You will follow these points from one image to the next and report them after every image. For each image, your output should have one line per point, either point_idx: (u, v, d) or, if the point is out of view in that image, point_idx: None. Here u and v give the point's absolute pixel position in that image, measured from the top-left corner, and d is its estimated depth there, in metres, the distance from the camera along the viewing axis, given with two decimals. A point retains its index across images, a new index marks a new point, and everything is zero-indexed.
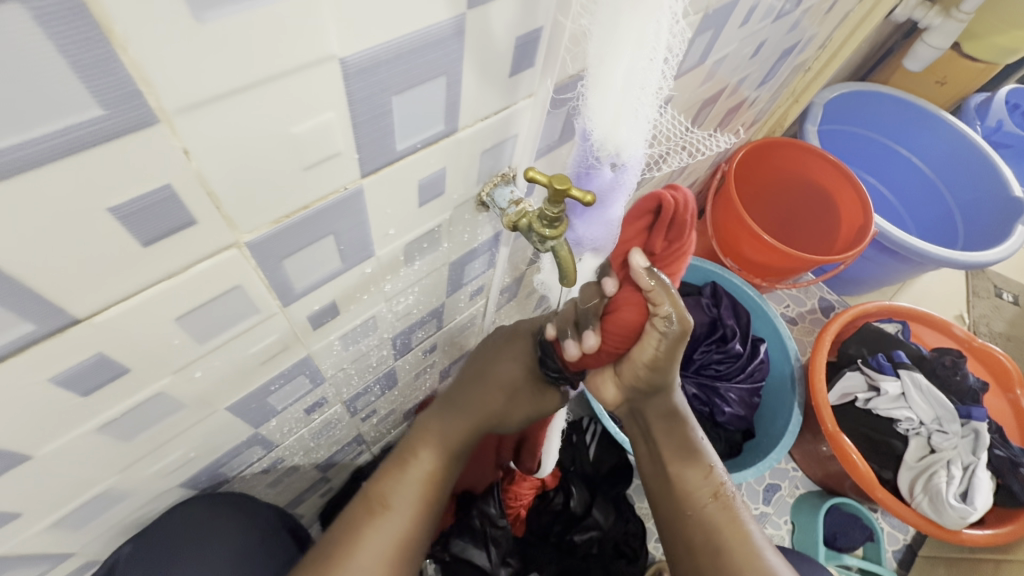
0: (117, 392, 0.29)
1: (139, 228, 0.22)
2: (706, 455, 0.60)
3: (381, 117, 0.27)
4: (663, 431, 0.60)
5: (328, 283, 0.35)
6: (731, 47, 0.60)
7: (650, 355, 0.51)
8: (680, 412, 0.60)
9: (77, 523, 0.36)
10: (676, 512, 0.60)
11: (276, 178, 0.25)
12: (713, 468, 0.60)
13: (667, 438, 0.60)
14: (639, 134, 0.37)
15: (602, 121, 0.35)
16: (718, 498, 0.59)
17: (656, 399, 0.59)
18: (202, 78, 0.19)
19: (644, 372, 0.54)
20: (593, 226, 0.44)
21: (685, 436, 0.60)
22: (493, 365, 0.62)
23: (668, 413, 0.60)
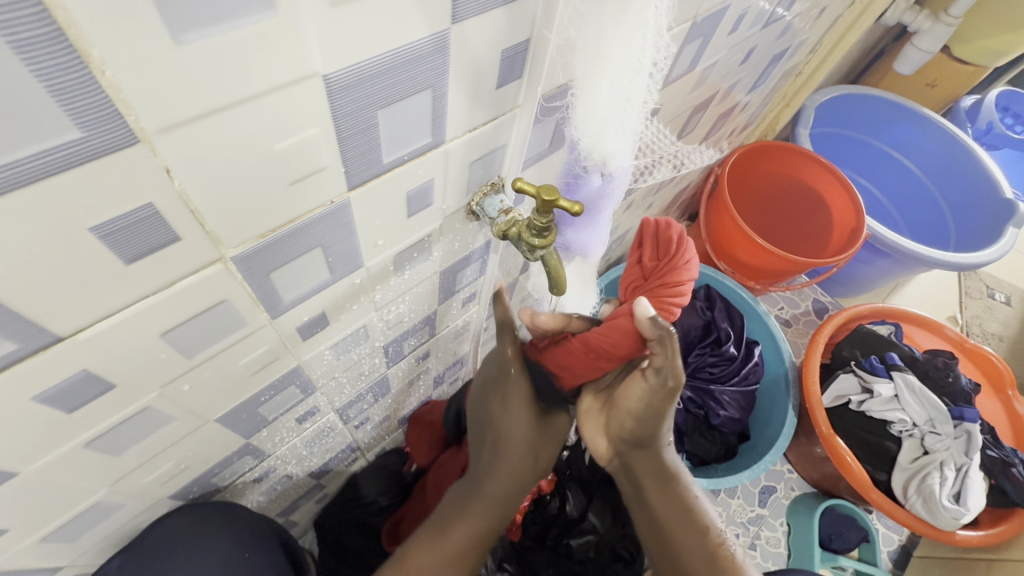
0: (104, 408, 0.29)
1: (121, 246, 0.22)
2: (702, 512, 0.55)
3: (367, 131, 0.27)
4: (653, 491, 0.54)
5: (316, 295, 0.35)
6: (721, 54, 0.60)
7: (635, 400, 0.49)
8: (671, 470, 0.54)
9: (68, 536, 0.36)
10: None
11: (260, 195, 0.25)
12: (711, 525, 0.55)
13: (658, 498, 0.54)
14: (625, 144, 0.40)
15: (589, 132, 0.38)
16: (718, 561, 0.53)
17: (643, 454, 0.53)
18: (181, 98, 0.19)
19: (629, 421, 0.51)
20: (581, 233, 0.48)
21: (678, 494, 0.54)
22: (503, 423, 0.54)
23: (658, 471, 0.54)
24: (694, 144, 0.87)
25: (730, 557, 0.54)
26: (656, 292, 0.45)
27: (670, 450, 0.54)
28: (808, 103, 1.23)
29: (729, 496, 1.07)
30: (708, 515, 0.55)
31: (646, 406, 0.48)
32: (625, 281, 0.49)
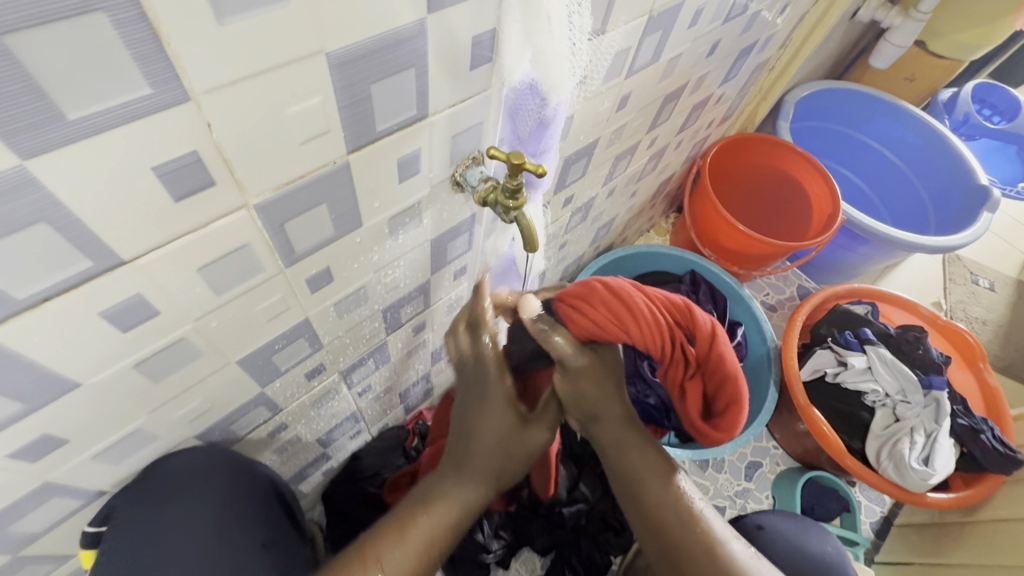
0: (149, 333, 0.35)
1: (172, 186, 0.28)
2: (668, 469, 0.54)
3: (362, 102, 0.33)
4: (613, 460, 0.55)
5: (322, 249, 0.42)
6: (684, 47, 0.67)
7: (564, 387, 0.53)
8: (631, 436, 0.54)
9: (112, 459, 0.42)
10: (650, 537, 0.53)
11: (276, 152, 0.31)
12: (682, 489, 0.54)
13: (620, 466, 0.54)
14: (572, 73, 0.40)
15: (545, 72, 0.38)
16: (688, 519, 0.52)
17: (595, 424, 0.55)
18: (222, 66, 0.25)
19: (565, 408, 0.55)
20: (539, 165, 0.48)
21: (641, 456, 0.54)
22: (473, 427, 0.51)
23: (618, 439, 0.54)
24: (672, 132, 0.93)
25: (698, 514, 0.52)
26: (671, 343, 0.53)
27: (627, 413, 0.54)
28: (786, 97, 1.29)
29: (716, 471, 1.12)
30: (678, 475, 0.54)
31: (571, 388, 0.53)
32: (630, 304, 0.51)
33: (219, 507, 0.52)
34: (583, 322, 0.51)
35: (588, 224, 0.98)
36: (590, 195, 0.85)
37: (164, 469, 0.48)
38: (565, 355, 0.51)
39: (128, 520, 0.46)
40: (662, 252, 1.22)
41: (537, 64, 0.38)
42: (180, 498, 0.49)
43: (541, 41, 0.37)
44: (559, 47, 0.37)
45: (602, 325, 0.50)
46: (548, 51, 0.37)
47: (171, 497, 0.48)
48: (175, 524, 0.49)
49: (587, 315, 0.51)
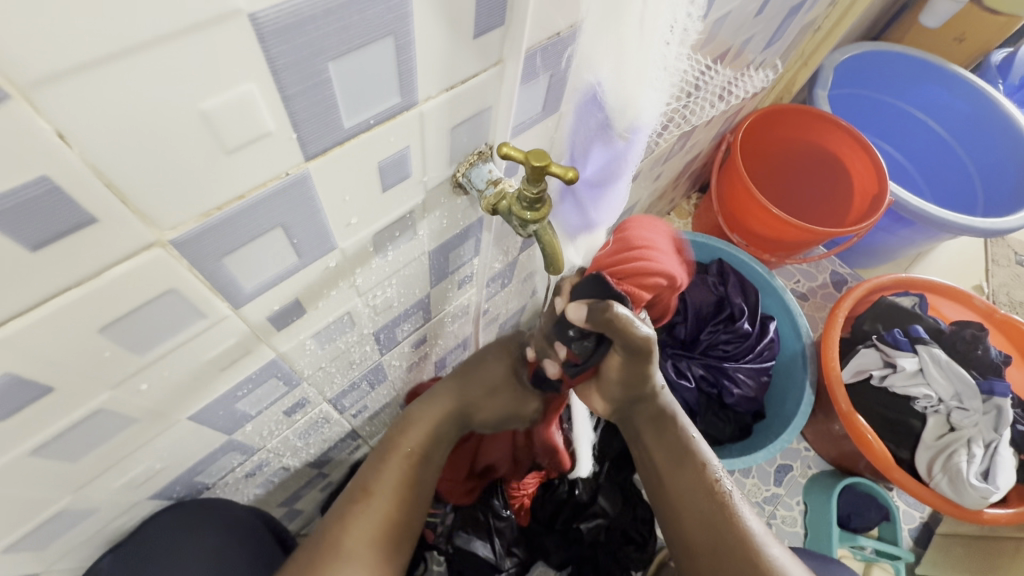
0: (47, 413, 0.26)
1: (20, 230, 0.18)
2: (699, 450, 0.54)
3: (319, 87, 0.23)
4: (648, 430, 0.54)
5: (285, 281, 0.32)
6: (734, 3, 0.55)
7: (621, 367, 0.47)
8: (669, 411, 0.54)
9: (37, 544, 0.34)
10: (671, 499, 0.54)
11: (191, 169, 0.21)
12: (707, 463, 0.54)
13: (655, 441, 0.54)
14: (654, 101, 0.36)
15: (621, 86, 0.34)
16: (716, 498, 0.52)
17: (641, 402, 0.53)
18: (56, 38, 0.15)
19: (616, 388, 0.50)
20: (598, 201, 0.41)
21: (674, 434, 0.54)
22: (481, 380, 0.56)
23: (655, 412, 0.54)
24: (705, 106, 0.81)
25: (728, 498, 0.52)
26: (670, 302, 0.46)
27: (666, 394, 0.53)
28: (826, 62, 1.15)
29: (744, 475, 1.04)
30: (706, 454, 0.55)
31: (628, 369, 0.47)
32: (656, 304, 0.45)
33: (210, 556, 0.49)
34: (649, 283, 0.40)
35: None
36: None
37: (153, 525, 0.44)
38: (632, 335, 0.41)
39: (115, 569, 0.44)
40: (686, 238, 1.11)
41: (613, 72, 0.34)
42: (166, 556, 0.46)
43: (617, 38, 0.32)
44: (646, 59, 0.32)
45: (666, 275, 0.40)
46: (631, 68, 0.33)
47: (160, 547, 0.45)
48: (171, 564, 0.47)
49: (650, 269, 0.40)
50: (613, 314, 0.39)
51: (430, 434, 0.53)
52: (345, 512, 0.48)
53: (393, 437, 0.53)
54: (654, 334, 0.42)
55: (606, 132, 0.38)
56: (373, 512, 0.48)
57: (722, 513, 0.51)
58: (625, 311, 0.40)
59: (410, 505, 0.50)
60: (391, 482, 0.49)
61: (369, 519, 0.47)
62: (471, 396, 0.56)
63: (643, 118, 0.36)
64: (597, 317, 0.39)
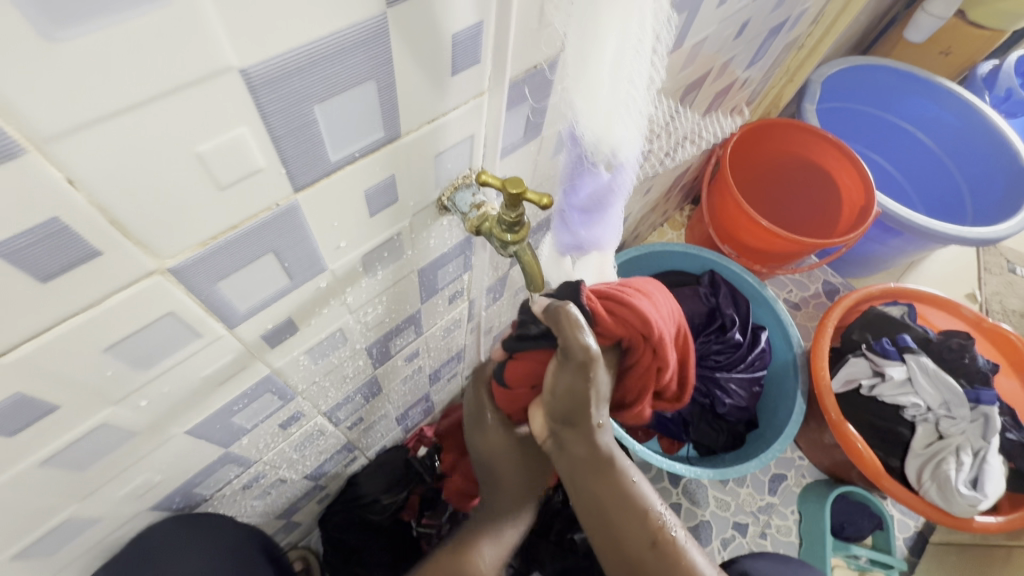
0: (52, 429, 0.28)
1: (32, 263, 0.20)
2: (642, 499, 0.54)
3: (306, 128, 0.25)
4: (591, 480, 0.52)
5: (278, 301, 0.34)
6: (711, 29, 0.57)
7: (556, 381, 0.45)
8: (607, 456, 0.51)
9: (40, 554, 0.36)
10: (610, 538, 0.54)
11: (188, 203, 0.23)
12: (650, 510, 0.54)
13: (597, 486, 0.52)
14: (633, 137, 0.41)
15: (595, 123, 0.39)
16: (659, 542, 0.54)
17: (582, 440, 0.50)
18: (72, 99, 0.17)
19: (552, 401, 0.47)
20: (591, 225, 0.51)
21: (617, 482, 0.53)
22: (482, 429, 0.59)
23: (596, 458, 0.51)
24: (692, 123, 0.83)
25: (670, 540, 0.54)
26: (648, 364, 0.50)
27: (605, 434, 0.50)
28: (813, 77, 1.18)
29: (738, 485, 1.05)
30: (648, 500, 0.54)
31: (565, 384, 0.44)
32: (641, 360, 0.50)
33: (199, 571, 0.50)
34: (622, 309, 0.47)
35: None
36: None
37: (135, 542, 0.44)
38: (572, 340, 0.41)
39: None
40: (678, 250, 1.13)
41: (592, 114, 0.39)
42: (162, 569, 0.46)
43: (588, 81, 0.36)
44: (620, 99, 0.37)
45: (638, 311, 0.47)
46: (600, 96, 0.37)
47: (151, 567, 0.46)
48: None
49: (627, 296, 0.48)
50: (562, 311, 0.42)
51: None
52: None
53: None
54: (596, 348, 0.41)
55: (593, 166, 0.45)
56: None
57: (661, 557, 0.53)
58: (575, 312, 0.42)
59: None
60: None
61: None
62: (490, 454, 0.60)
63: (621, 154, 0.42)
64: (549, 310, 0.42)
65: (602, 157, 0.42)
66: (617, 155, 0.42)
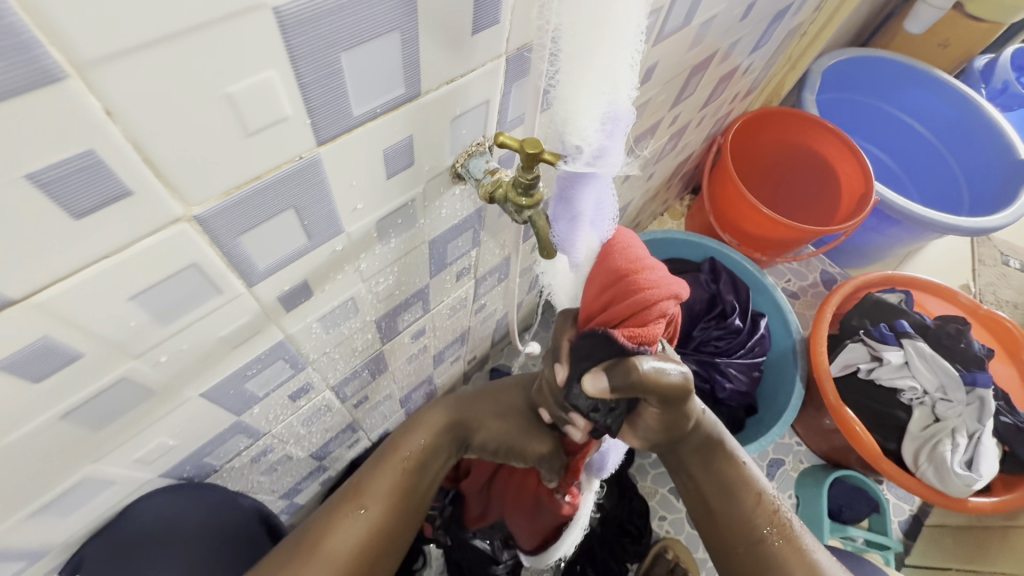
0: (74, 379, 0.28)
1: (66, 198, 0.20)
2: (753, 480, 0.56)
3: (332, 76, 0.25)
4: (699, 468, 0.55)
5: (295, 262, 0.34)
6: (718, 8, 0.58)
7: (659, 416, 0.48)
8: (717, 439, 0.55)
9: (55, 514, 0.36)
10: (722, 527, 0.55)
11: (218, 148, 0.23)
12: (763, 492, 0.55)
13: (707, 474, 0.55)
14: (603, 118, 0.35)
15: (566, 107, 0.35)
16: (776, 526, 0.54)
17: (689, 438, 0.53)
18: (115, 24, 0.17)
19: (656, 434, 0.50)
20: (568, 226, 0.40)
21: (728, 464, 0.55)
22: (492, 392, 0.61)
23: (703, 446, 0.55)
24: (695, 107, 0.84)
25: (785, 522, 0.54)
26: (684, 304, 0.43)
27: (711, 421, 0.55)
28: (813, 67, 1.19)
29: None
30: (761, 483, 0.56)
31: (666, 416, 0.47)
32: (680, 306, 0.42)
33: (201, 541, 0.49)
34: (654, 313, 0.38)
35: None
36: None
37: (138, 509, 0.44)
38: (665, 385, 0.40)
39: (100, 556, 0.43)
40: (678, 238, 1.13)
41: (561, 92, 0.35)
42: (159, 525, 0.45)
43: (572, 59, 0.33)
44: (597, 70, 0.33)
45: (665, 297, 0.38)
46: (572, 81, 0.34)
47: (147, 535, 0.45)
48: (159, 550, 0.46)
49: (647, 300, 0.37)
50: (640, 372, 0.38)
51: (431, 441, 0.53)
52: (333, 512, 0.46)
53: (395, 440, 0.52)
54: (684, 372, 0.42)
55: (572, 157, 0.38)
56: (362, 516, 0.46)
57: (783, 541, 0.53)
58: (653, 363, 0.39)
59: (403, 514, 0.48)
60: (384, 486, 0.48)
61: (361, 521, 0.46)
62: (472, 409, 0.58)
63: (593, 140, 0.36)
64: (623, 380, 0.39)
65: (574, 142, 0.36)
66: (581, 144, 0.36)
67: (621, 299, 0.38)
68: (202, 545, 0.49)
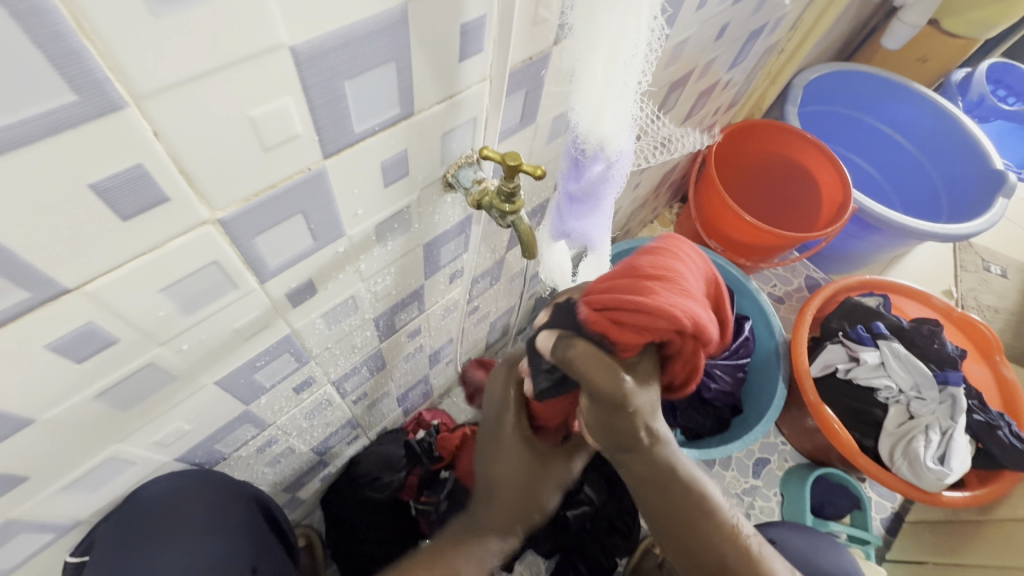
0: (110, 362, 0.32)
1: (117, 204, 0.25)
2: (715, 510, 0.51)
3: (337, 101, 0.29)
4: (649, 493, 0.50)
5: (302, 262, 0.38)
6: (692, 30, 0.62)
7: (591, 413, 0.47)
8: (670, 469, 0.49)
9: (82, 489, 0.40)
10: (679, 547, 0.53)
11: (240, 161, 0.27)
12: (727, 521, 0.52)
13: (659, 500, 0.51)
14: (620, 127, 0.46)
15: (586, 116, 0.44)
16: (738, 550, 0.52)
17: (634, 457, 0.48)
18: (166, 65, 0.21)
19: (592, 430, 0.48)
20: (582, 219, 0.54)
21: (683, 493, 0.50)
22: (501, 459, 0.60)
23: (654, 473, 0.49)
24: (678, 120, 0.88)
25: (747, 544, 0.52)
26: (690, 348, 0.43)
27: (665, 448, 0.49)
28: (795, 80, 1.24)
29: (723, 468, 1.09)
30: (722, 512, 0.52)
31: (599, 418, 0.46)
32: (685, 346, 0.43)
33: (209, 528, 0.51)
34: (631, 316, 0.41)
35: None
36: None
37: (151, 493, 0.47)
38: (591, 380, 0.42)
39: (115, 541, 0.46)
40: None
41: (580, 99, 0.43)
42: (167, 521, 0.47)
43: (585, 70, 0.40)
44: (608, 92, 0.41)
45: (653, 312, 0.40)
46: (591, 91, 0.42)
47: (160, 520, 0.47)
48: (171, 537, 0.48)
49: (638, 300, 0.40)
50: (576, 351, 0.43)
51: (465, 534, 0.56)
52: None
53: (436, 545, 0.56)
54: (625, 383, 0.43)
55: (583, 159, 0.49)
56: None
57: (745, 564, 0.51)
58: (585, 352, 0.42)
59: None
60: None
61: None
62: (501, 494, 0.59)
63: (607, 146, 0.47)
64: (560, 352, 0.44)
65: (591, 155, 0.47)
66: (603, 150, 0.47)
67: (621, 289, 0.42)
68: (211, 530, 0.51)
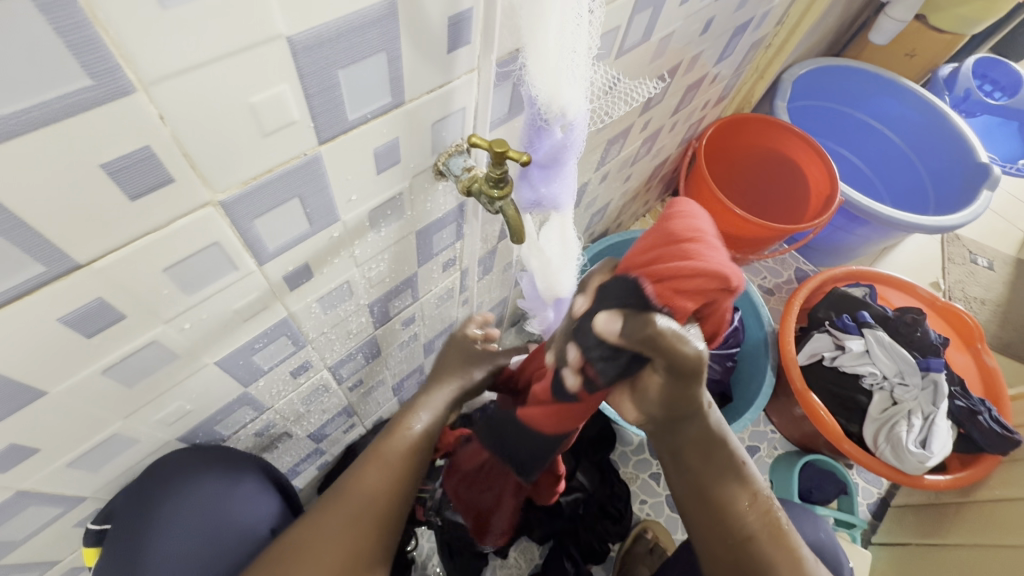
0: (117, 338, 0.34)
1: (125, 184, 0.26)
2: (751, 479, 0.54)
3: (331, 90, 0.31)
4: (696, 459, 0.52)
5: (300, 245, 0.40)
6: (677, 24, 0.64)
7: (662, 387, 0.45)
8: (719, 436, 0.51)
9: (88, 465, 0.42)
10: (713, 523, 0.53)
11: (241, 145, 0.29)
12: (760, 491, 0.54)
13: (702, 468, 0.52)
14: (580, 93, 0.43)
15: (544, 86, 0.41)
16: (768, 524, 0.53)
17: (690, 422, 0.50)
18: (172, 54, 0.23)
19: (654, 409, 0.48)
20: (551, 186, 0.50)
21: (727, 460, 0.52)
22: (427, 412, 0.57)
23: (704, 439, 0.51)
24: (666, 113, 0.90)
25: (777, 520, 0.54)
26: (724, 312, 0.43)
27: (714, 415, 0.51)
28: (784, 76, 1.26)
29: None
30: (757, 483, 0.54)
31: (669, 390, 0.45)
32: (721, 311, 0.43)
33: (214, 502, 0.52)
34: (687, 283, 0.40)
35: (582, 210, 0.96)
36: (582, 180, 0.83)
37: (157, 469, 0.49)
38: (677, 352, 0.40)
39: (124, 511, 0.48)
40: None
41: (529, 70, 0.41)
42: (177, 493, 0.49)
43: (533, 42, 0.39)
44: (562, 60, 0.39)
45: (703, 273, 0.39)
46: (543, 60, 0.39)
47: (166, 494, 0.49)
48: (182, 510, 0.50)
49: (688, 262, 0.40)
50: (653, 332, 0.39)
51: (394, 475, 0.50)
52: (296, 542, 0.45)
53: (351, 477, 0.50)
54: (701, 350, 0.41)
55: (545, 126, 0.45)
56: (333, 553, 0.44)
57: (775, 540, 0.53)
58: (670, 326, 0.39)
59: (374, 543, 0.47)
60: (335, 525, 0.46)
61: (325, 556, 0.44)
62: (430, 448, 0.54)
63: (571, 108, 0.43)
64: (634, 332, 0.40)
65: (554, 115, 0.43)
66: (566, 114, 0.43)
67: (664, 253, 0.41)
68: (218, 500, 0.53)
